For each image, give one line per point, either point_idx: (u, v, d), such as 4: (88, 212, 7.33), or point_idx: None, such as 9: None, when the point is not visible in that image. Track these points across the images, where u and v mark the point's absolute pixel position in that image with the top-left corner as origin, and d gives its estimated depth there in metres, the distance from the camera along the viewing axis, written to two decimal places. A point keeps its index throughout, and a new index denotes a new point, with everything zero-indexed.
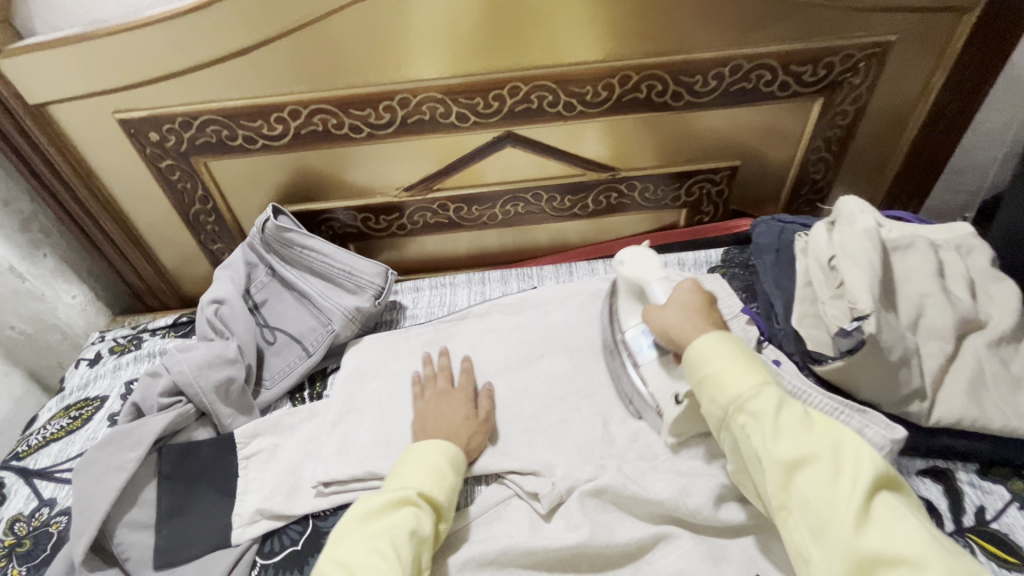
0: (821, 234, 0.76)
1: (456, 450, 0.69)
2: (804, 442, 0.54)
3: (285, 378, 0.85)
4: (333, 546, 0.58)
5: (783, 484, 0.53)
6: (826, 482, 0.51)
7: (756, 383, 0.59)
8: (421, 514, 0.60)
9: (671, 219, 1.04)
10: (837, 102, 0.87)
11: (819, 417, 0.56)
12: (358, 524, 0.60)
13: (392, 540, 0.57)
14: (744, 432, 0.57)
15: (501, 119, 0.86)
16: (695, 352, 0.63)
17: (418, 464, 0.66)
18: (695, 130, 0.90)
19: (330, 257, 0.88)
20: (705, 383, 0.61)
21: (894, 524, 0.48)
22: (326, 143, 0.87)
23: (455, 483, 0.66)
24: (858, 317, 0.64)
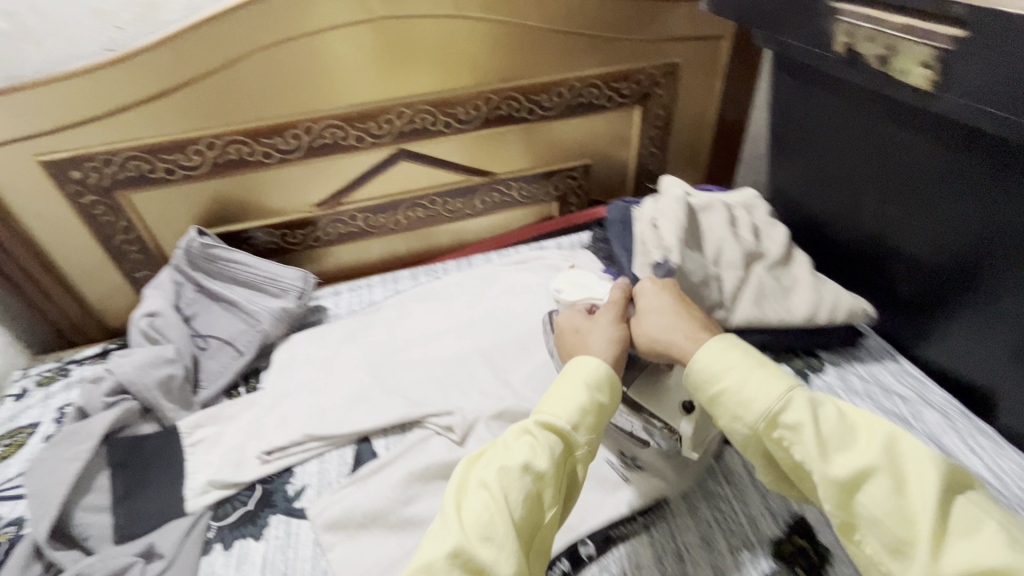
0: (648, 204, 1.01)
1: (600, 373, 0.65)
2: (856, 454, 0.51)
3: (221, 376, 0.95)
4: (459, 477, 0.60)
5: (841, 501, 0.51)
6: (891, 494, 0.49)
7: (784, 393, 0.56)
8: (537, 444, 0.59)
9: (548, 212, 1.27)
10: (651, 109, 1.15)
11: (861, 417, 0.55)
12: (485, 457, 0.61)
13: (503, 475, 0.57)
14: (783, 445, 0.55)
15: (393, 139, 1.04)
16: (707, 363, 0.60)
17: (555, 390, 0.65)
18: (551, 137, 1.13)
19: (253, 267, 1.01)
20: (721, 398, 0.59)
21: (973, 530, 0.46)
22: (242, 170, 1.01)
23: (593, 408, 0.63)
24: (666, 255, 0.88)
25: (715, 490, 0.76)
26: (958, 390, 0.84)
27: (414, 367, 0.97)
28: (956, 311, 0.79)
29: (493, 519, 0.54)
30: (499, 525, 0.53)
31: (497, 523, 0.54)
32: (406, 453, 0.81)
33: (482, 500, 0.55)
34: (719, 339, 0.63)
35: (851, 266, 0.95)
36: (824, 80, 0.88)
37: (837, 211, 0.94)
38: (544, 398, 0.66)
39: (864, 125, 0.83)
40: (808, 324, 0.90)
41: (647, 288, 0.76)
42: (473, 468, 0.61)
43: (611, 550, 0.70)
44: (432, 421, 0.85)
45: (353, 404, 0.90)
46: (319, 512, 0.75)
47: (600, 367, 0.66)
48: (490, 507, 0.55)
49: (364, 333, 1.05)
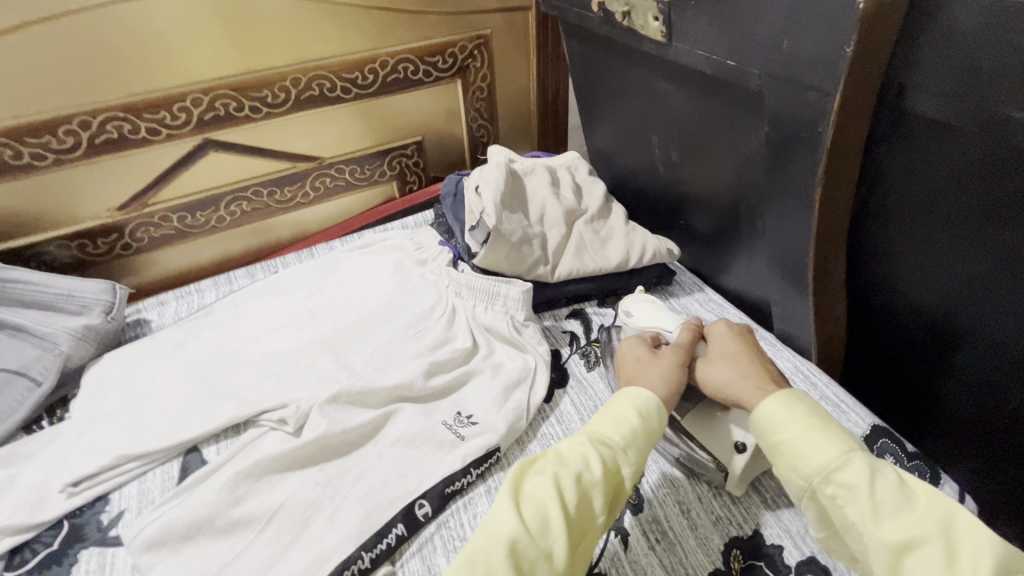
0: (473, 174, 1.04)
1: (654, 406, 0.64)
2: (908, 520, 0.48)
3: (12, 413, 0.83)
4: (513, 474, 0.58)
5: (891, 573, 0.47)
6: (941, 571, 0.44)
7: (844, 452, 0.53)
8: (595, 453, 0.58)
9: (389, 193, 1.25)
10: (472, 82, 1.17)
11: (929, 488, 0.50)
12: (545, 459, 0.59)
13: (559, 477, 0.55)
14: (835, 505, 0.52)
15: (194, 128, 0.97)
16: (768, 412, 0.58)
17: (613, 406, 0.64)
18: (375, 116, 1.12)
19: (41, 284, 0.90)
20: (781, 450, 0.56)
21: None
22: (7, 176, 0.89)
23: (647, 433, 0.61)
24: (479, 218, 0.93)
25: (545, 431, 0.83)
26: (749, 308, 0.96)
27: (249, 366, 0.91)
28: (741, 243, 0.89)
29: (549, 516, 0.53)
30: (555, 525, 0.52)
31: (552, 522, 0.52)
32: (237, 453, 0.78)
33: (538, 498, 0.54)
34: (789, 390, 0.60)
35: (656, 209, 1.05)
36: (599, 43, 0.95)
37: (638, 167, 1.02)
38: (601, 413, 0.64)
39: (637, 86, 0.91)
40: (623, 268, 0.98)
41: (721, 333, 0.73)
42: (530, 468, 0.58)
43: (451, 504, 0.75)
44: (266, 418, 0.82)
45: (176, 415, 0.83)
46: (135, 534, 0.69)
47: (649, 398, 0.64)
48: (546, 506, 0.53)
49: (191, 340, 0.97)
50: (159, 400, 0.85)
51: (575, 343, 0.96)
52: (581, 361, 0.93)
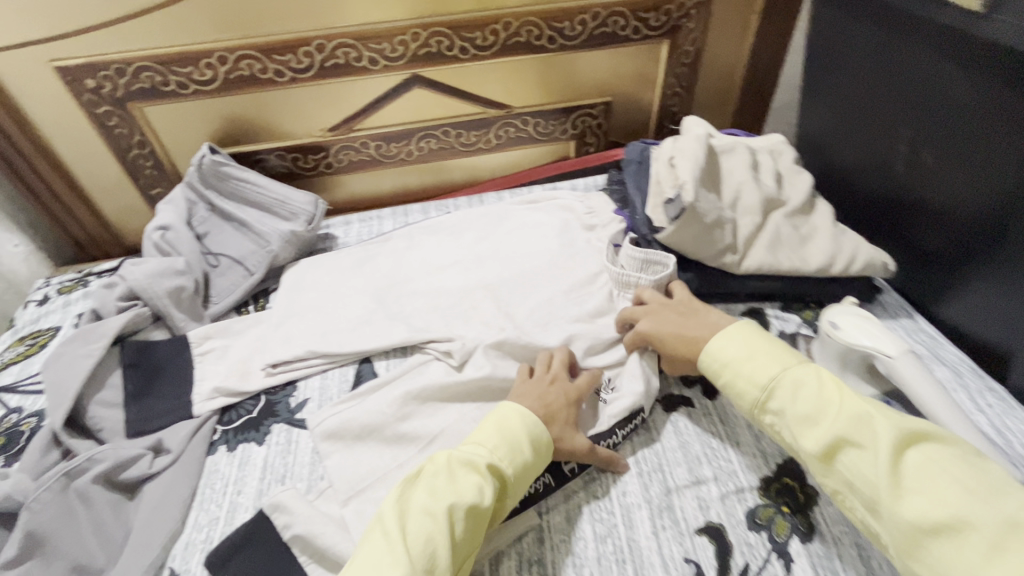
0: (667, 143, 0.98)
1: (540, 432, 0.67)
2: (823, 422, 0.58)
3: (231, 293, 0.96)
4: (397, 499, 0.59)
5: (826, 472, 0.58)
6: (858, 461, 0.54)
7: (769, 380, 0.64)
8: (485, 485, 0.60)
9: (564, 152, 1.23)
10: (680, 44, 1.09)
11: (833, 383, 0.60)
12: (435, 480, 0.60)
13: (449, 508, 0.57)
14: (775, 427, 0.64)
15: (407, 62, 1.01)
16: (710, 356, 0.70)
17: (502, 432, 0.66)
18: (570, 71, 1.09)
19: (264, 187, 1.01)
20: (726, 389, 0.69)
21: (926, 481, 0.51)
22: (253, 87, 0.99)
23: (531, 461, 0.65)
24: (678, 191, 0.85)
25: (707, 428, 0.76)
26: (974, 350, 0.81)
27: (419, 296, 0.96)
28: (972, 266, 0.76)
29: (437, 552, 0.54)
30: (443, 561, 0.54)
31: (439, 558, 0.54)
32: (405, 374, 0.83)
33: (426, 532, 0.55)
34: (732, 326, 0.71)
35: (873, 217, 0.92)
36: (878, 14, 0.82)
37: (868, 159, 0.90)
38: (478, 437, 0.66)
39: (913, 67, 0.78)
40: (822, 274, 0.87)
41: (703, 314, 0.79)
42: (421, 495, 0.59)
43: (600, 477, 0.71)
44: (433, 347, 0.86)
45: (356, 326, 0.91)
46: (318, 422, 0.77)
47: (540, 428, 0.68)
48: (434, 541, 0.55)
49: (371, 261, 1.05)
50: (343, 309, 0.94)
51: None
52: None
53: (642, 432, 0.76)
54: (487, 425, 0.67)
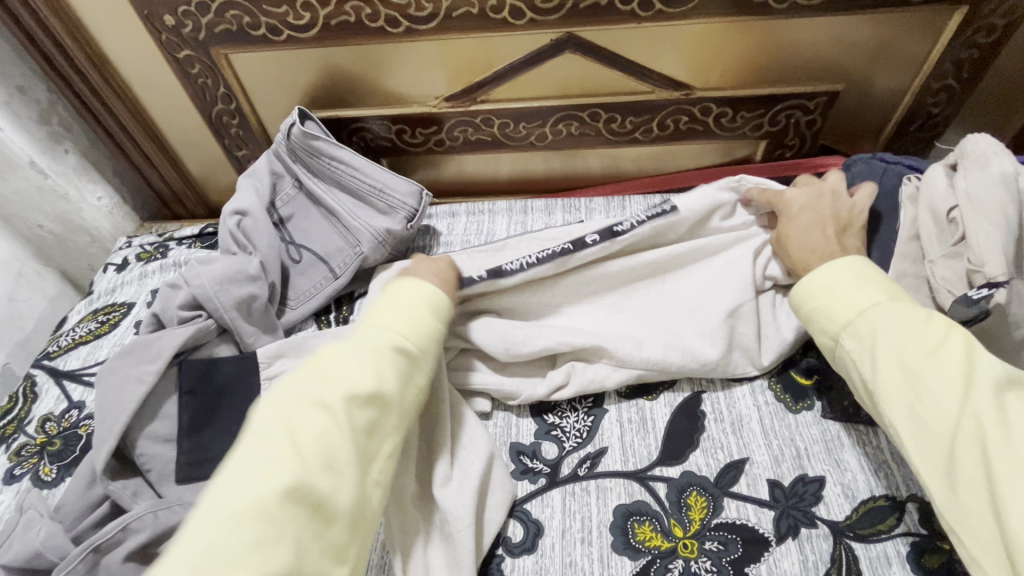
0: (938, 179, 0.64)
1: (438, 299, 0.60)
2: (918, 348, 0.47)
3: (311, 299, 0.80)
4: (282, 398, 0.47)
5: (896, 403, 0.47)
6: (944, 395, 0.44)
7: (868, 305, 0.52)
8: (384, 368, 0.51)
9: (745, 152, 0.91)
10: (984, 14, 0.70)
11: (940, 321, 0.48)
12: (319, 373, 0.50)
13: (341, 398, 0.47)
14: (852, 360, 0.52)
15: (562, 17, 0.72)
16: (806, 287, 0.57)
17: (400, 311, 0.57)
18: (790, 43, 0.75)
19: (359, 170, 0.81)
20: (811, 318, 0.56)
21: (1022, 426, 0.41)
22: (360, 37, 0.76)
23: (429, 329, 0.58)
24: (989, 284, 0.52)
25: None
26: None
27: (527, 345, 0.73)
28: None
29: (336, 445, 0.44)
30: (344, 454, 0.45)
31: (339, 451, 0.44)
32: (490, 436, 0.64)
33: (319, 425, 0.45)
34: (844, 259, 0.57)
35: None
36: None
37: None
38: (386, 319, 0.56)
39: None
40: None
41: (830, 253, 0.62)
42: (313, 382, 0.49)
43: None
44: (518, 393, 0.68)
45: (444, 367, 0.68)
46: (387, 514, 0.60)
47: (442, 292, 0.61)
48: (331, 434, 0.45)
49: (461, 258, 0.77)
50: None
51: None
52: None
53: None
54: (382, 308, 0.58)
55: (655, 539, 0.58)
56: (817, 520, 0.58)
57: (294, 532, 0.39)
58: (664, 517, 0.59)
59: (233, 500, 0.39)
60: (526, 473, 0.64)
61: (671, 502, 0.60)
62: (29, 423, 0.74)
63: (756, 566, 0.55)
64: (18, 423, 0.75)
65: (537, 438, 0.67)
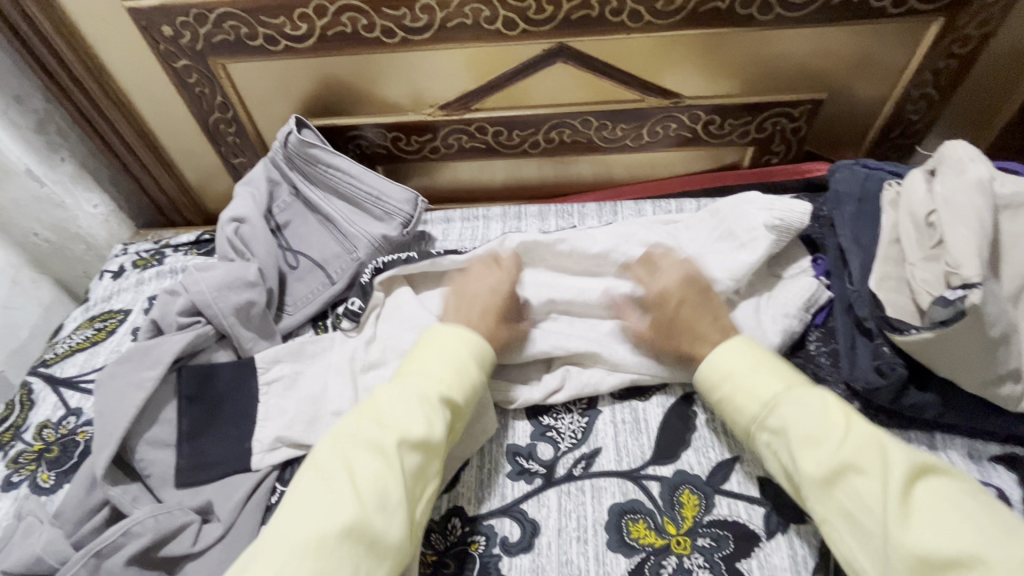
0: (917, 184, 0.66)
1: (477, 349, 0.63)
2: (829, 444, 0.51)
3: (308, 304, 0.80)
4: (333, 449, 0.54)
5: (821, 497, 0.50)
6: (864, 489, 0.48)
7: (775, 395, 0.56)
8: (433, 416, 0.57)
9: (733, 158, 0.93)
10: (960, 25, 0.73)
11: (837, 408, 0.53)
12: (360, 421, 0.56)
13: (382, 446, 0.54)
14: (767, 449, 0.56)
15: (554, 28, 0.74)
16: (709, 367, 0.62)
17: (447, 359, 0.61)
18: (775, 53, 0.78)
19: (356, 177, 0.82)
20: (722, 406, 0.60)
21: (936, 521, 0.44)
22: (356, 47, 0.78)
23: (470, 380, 0.62)
24: (963, 284, 0.54)
25: None
26: None
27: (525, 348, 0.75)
28: None
29: (389, 487, 0.51)
30: (396, 494, 0.51)
31: (392, 495, 0.51)
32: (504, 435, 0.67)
33: (374, 468, 0.52)
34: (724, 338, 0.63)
35: None
36: None
37: None
38: (423, 366, 0.61)
39: None
40: None
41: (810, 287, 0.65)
42: (367, 425, 0.56)
43: None
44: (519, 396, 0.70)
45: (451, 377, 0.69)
46: None
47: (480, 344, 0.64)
48: (385, 478, 0.51)
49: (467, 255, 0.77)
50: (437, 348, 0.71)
51: None
52: None
53: None
54: (417, 356, 0.63)
55: (649, 537, 0.59)
56: (805, 516, 0.59)
57: (351, 566, 0.47)
58: (657, 515, 0.61)
59: (297, 549, 0.47)
60: (522, 473, 0.65)
61: (664, 500, 0.62)
62: (26, 430, 0.75)
63: (746, 562, 0.57)
64: (15, 430, 0.75)
65: (533, 439, 0.68)
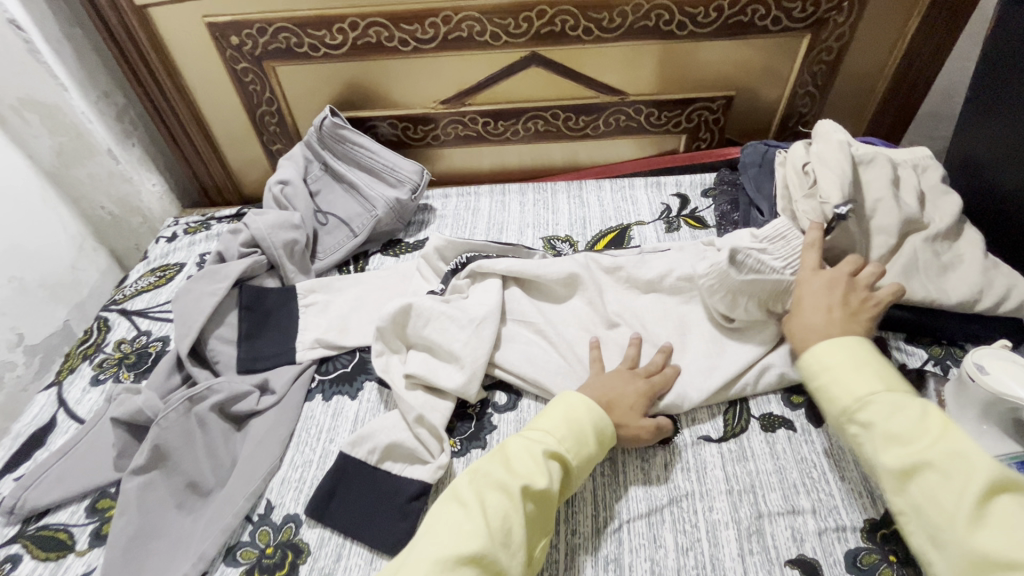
0: (797, 148, 0.91)
1: (595, 417, 0.66)
2: (913, 445, 0.53)
3: (336, 251, 1.01)
4: (472, 480, 0.61)
5: (896, 492, 0.54)
6: (941, 489, 0.50)
7: (867, 393, 0.57)
8: (546, 472, 0.61)
9: (672, 145, 1.18)
10: (823, 40, 1.00)
11: (937, 415, 0.55)
12: (495, 467, 0.61)
13: (507, 490, 0.58)
14: (856, 439, 0.58)
15: (529, 40, 1.00)
16: (814, 358, 0.63)
17: (566, 419, 0.66)
18: (694, 61, 1.04)
19: (376, 154, 1.04)
20: (817, 394, 0.62)
21: (1011, 529, 0.46)
22: (377, 53, 1.02)
23: (586, 444, 0.65)
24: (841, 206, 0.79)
25: (809, 457, 0.70)
26: None
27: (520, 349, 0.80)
28: None
29: (511, 526, 0.56)
30: (517, 535, 0.56)
31: (514, 533, 0.56)
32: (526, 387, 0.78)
33: (501, 506, 0.57)
34: (838, 336, 0.63)
35: None
36: None
37: None
38: (542, 424, 0.66)
39: None
40: (959, 309, 0.79)
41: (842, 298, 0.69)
42: (497, 466, 0.61)
43: (687, 486, 0.69)
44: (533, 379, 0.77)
45: (475, 364, 0.76)
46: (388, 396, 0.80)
47: (604, 416, 0.67)
48: (510, 516, 0.57)
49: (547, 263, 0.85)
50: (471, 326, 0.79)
51: None
52: None
53: (734, 448, 0.72)
54: (548, 414, 0.67)
55: None
56: None
57: None
58: None
59: (421, 555, 0.54)
60: None
61: None
62: (106, 345, 0.92)
63: None
64: (96, 346, 0.92)
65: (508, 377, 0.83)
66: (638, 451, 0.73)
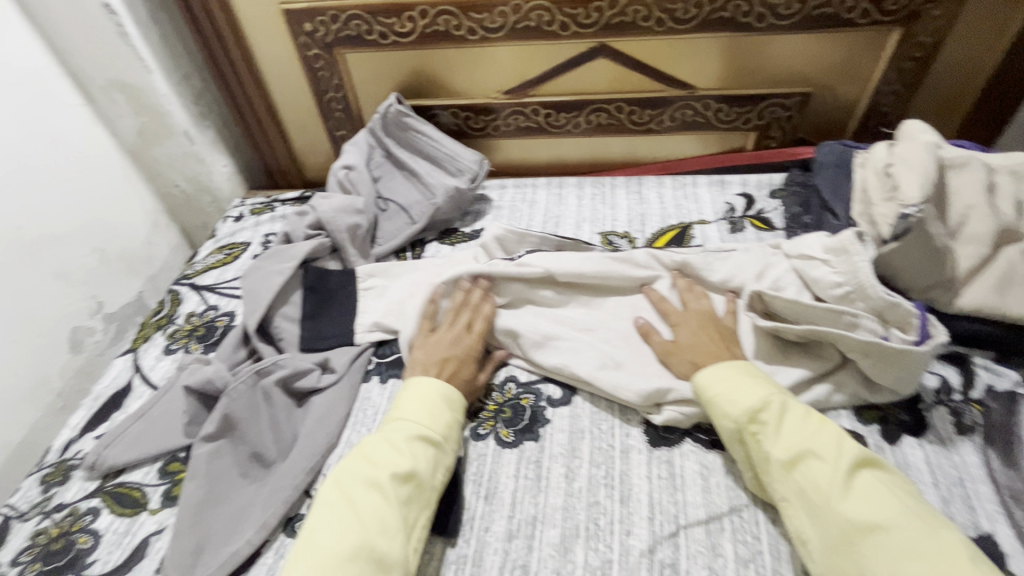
0: (880, 149, 0.86)
1: (441, 393, 0.70)
2: (801, 437, 0.61)
3: (395, 237, 1.02)
4: (340, 480, 0.62)
5: (783, 479, 0.60)
6: (822, 473, 0.58)
7: (763, 396, 0.64)
8: (409, 455, 0.63)
9: (739, 142, 1.13)
10: (916, 34, 0.93)
11: (814, 413, 0.63)
12: (358, 466, 0.63)
13: (374, 483, 0.61)
14: (756, 438, 0.63)
15: (598, 30, 0.98)
16: (710, 371, 0.69)
17: (421, 402, 0.68)
18: (771, 55, 0.99)
19: (438, 142, 1.05)
20: (714, 403, 0.67)
21: (874, 498, 0.55)
22: (445, 41, 1.02)
23: (444, 420, 0.68)
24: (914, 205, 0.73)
25: None
26: None
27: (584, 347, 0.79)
28: None
29: (387, 513, 0.58)
30: (394, 520, 0.58)
31: (392, 520, 0.58)
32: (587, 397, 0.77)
33: (373, 501, 0.59)
34: (729, 359, 0.70)
35: None
36: None
37: None
38: (396, 414, 0.68)
39: None
40: None
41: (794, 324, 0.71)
42: (356, 465, 0.63)
43: (749, 496, 0.66)
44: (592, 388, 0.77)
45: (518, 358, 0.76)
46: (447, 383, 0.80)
47: (450, 388, 0.71)
48: (384, 508, 0.59)
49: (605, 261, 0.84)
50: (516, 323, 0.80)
51: (943, 393, 0.74)
52: (949, 419, 0.72)
53: None
54: (401, 403, 0.69)
55: None
56: None
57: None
58: None
59: (304, 554, 0.56)
60: None
61: None
62: (177, 317, 0.97)
63: None
64: (168, 317, 0.97)
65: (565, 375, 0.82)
66: (697, 456, 0.71)
